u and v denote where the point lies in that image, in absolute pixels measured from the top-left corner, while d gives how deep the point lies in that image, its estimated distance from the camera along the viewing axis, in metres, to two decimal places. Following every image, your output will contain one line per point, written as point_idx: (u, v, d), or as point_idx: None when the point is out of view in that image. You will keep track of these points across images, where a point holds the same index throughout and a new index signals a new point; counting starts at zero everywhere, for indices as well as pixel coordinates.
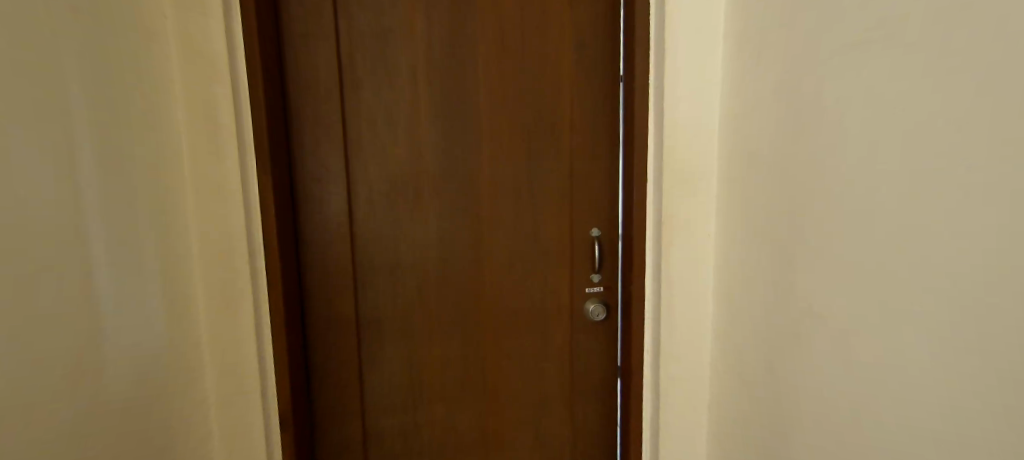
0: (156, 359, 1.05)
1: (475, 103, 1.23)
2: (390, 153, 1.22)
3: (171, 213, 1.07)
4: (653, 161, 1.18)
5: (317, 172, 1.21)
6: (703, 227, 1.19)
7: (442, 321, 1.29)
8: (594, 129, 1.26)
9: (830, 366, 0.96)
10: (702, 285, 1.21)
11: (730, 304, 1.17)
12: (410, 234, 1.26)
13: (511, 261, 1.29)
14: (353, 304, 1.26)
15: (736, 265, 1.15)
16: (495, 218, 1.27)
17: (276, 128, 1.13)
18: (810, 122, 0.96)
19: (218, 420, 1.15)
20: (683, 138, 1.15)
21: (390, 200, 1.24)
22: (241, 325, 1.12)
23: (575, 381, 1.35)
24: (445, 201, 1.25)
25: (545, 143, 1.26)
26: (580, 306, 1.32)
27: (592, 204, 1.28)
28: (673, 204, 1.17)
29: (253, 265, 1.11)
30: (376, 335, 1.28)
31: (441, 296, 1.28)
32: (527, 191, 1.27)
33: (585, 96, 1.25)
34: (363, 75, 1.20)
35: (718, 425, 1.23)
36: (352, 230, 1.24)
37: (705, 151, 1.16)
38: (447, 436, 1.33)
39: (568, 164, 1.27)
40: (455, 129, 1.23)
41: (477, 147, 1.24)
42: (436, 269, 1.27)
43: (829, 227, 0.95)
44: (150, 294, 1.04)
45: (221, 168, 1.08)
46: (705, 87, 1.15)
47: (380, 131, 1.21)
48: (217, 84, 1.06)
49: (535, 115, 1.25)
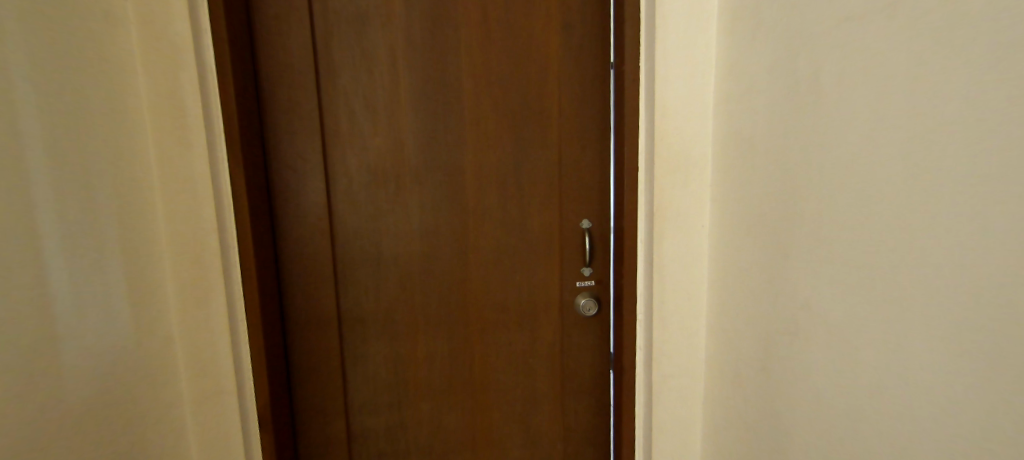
0: (119, 358, 1.01)
1: (458, 88, 1.17)
2: (368, 142, 1.17)
3: (137, 208, 1.01)
4: (642, 147, 1.12)
5: (293, 162, 1.15)
6: (696, 217, 1.13)
7: (428, 315, 1.24)
8: (584, 115, 1.20)
9: (826, 366, 0.91)
10: (695, 278, 1.15)
11: (722, 300, 1.11)
12: (393, 225, 1.20)
13: (497, 254, 1.23)
14: (335, 301, 1.21)
15: (728, 258, 1.09)
16: (480, 210, 1.21)
17: (249, 116, 1.08)
18: (807, 104, 0.90)
19: (193, 423, 1.09)
20: (673, 123, 1.09)
21: (370, 190, 1.18)
22: (213, 325, 1.07)
23: (566, 377, 1.30)
24: (429, 192, 1.20)
25: (531, 130, 1.20)
26: (571, 302, 1.27)
27: (582, 195, 1.23)
28: (665, 194, 1.11)
29: (226, 259, 1.06)
30: (359, 331, 1.23)
31: (426, 290, 1.23)
32: (514, 181, 1.21)
33: (574, 80, 1.19)
34: (339, 60, 1.13)
35: (712, 424, 1.18)
36: (332, 223, 1.19)
37: (698, 138, 1.10)
38: (436, 435, 1.29)
39: (555, 152, 1.21)
40: (437, 116, 1.18)
41: (456, 133, 1.18)
42: (420, 263, 1.22)
43: (825, 218, 0.89)
44: (114, 292, 0.99)
45: (189, 157, 1.02)
46: (699, 69, 1.09)
47: (359, 118, 1.16)
48: (181, 71, 1.00)
49: (521, 102, 1.19)
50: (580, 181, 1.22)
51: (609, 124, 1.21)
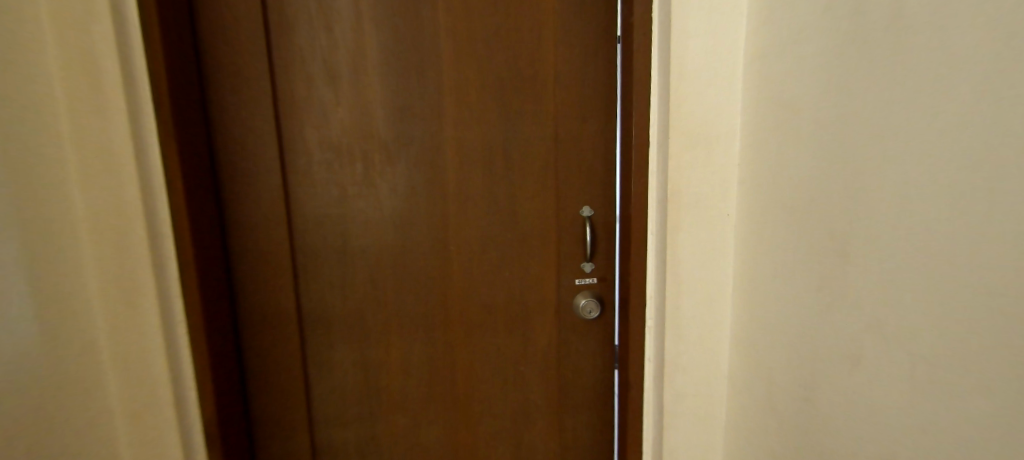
0: (33, 363, 0.87)
1: (435, 50, 0.99)
2: (329, 113, 0.99)
3: (49, 190, 0.85)
4: (655, 119, 0.93)
5: (241, 137, 0.97)
6: (719, 205, 0.93)
7: (403, 316, 1.07)
8: (584, 83, 1.01)
9: (883, 392, 0.72)
10: (717, 276, 0.96)
11: (747, 302, 0.93)
12: (359, 213, 1.03)
13: (482, 246, 1.06)
14: (294, 299, 1.04)
15: (754, 254, 0.91)
16: (463, 195, 1.04)
17: (184, 81, 0.90)
18: (867, 59, 0.70)
19: (125, 441, 0.93)
20: (694, 88, 0.90)
21: (334, 171, 1.01)
22: (144, 326, 0.91)
23: (564, 389, 1.13)
24: (402, 173, 1.02)
25: (523, 101, 1.01)
26: (569, 303, 1.09)
27: (583, 178, 1.04)
28: (682, 177, 0.92)
29: (156, 248, 0.89)
30: (323, 334, 1.06)
31: (400, 286, 1.06)
32: (501, 161, 1.03)
33: (573, 42, 1.00)
34: (294, 16, 0.96)
35: (734, 449, 1.00)
36: (290, 208, 1.02)
37: (722, 107, 0.90)
38: (413, 451, 1.12)
39: (550, 126, 1.02)
40: (410, 83, 0.99)
41: (431, 104, 1.00)
42: (393, 255, 1.05)
43: (889, 204, 0.69)
44: (24, 287, 0.85)
45: (108, 128, 0.86)
46: (724, 22, 0.89)
47: (318, 85, 0.98)
48: (94, 24, 0.84)
49: (510, 67, 1.00)
50: (580, 160, 1.04)
51: (613, 94, 1.02)
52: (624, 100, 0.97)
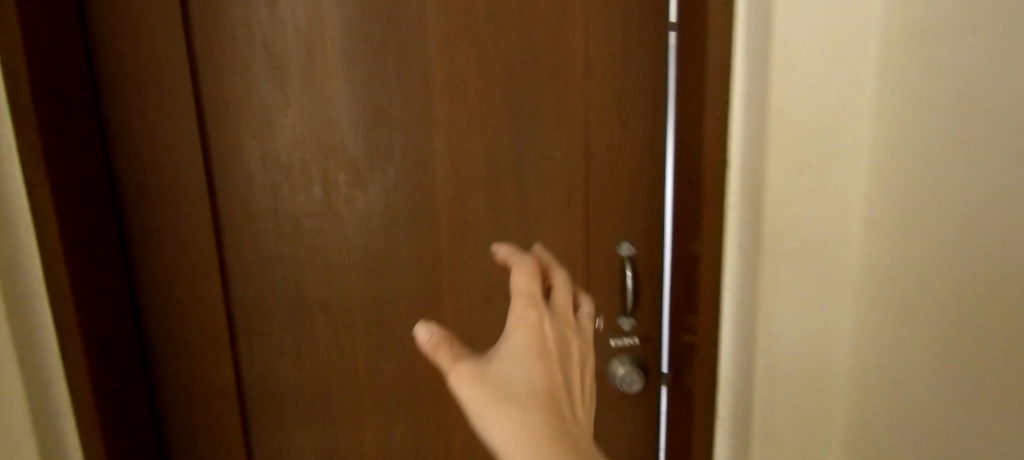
0: None
1: (423, 36, 0.72)
2: (276, 118, 0.72)
3: None
4: (736, 130, 0.64)
5: (153, 150, 0.70)
6: (834, 264, 0.63)
7: (382, 388, 0.81)
8: (625, 80, 0.75)
9: None
10: (819, 362, 0.66)
11: (863, 401, 0.64)
12: (314, 258, 0.76)
13: (487, 294, 0.80)
14: (233, 370, 0.77)
15: (878, 335, 0.61)
16: (461, 228, 0.77)
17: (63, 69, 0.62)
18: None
19: None
20: (800, 87, 0.60)
21: (284, 197, 0.74)
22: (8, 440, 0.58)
23: None
24: (378, 200, 0.75)
25: (541, 102, 0.74)
26: (601, 371, 0.81)
27: (621, 205, 0.78)
28: (775, 227, 0.62)
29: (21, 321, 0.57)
30: (275, 413, 0.80)
31: (377, 350, 0.80)
32: (512, 185, 0.76)
33: (609, 19, 0.73)
34: None
35: None
36: (225, 248, 0.75)
37: (844, 122, 0.60)
38: None
39: (580, 139, 0.76)
40: (389, 80, 0.72)
41: (418, 110, 0.73)
42: (367, 309, 0.78)
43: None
44: None
45: None
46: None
47: (260, 79, 0.71)
48: None
49: (523, 55, 0.73)
50: (618, 184, 0.77)
51: (664, 94, 0.75)
52: (683, 103, 0.70)
